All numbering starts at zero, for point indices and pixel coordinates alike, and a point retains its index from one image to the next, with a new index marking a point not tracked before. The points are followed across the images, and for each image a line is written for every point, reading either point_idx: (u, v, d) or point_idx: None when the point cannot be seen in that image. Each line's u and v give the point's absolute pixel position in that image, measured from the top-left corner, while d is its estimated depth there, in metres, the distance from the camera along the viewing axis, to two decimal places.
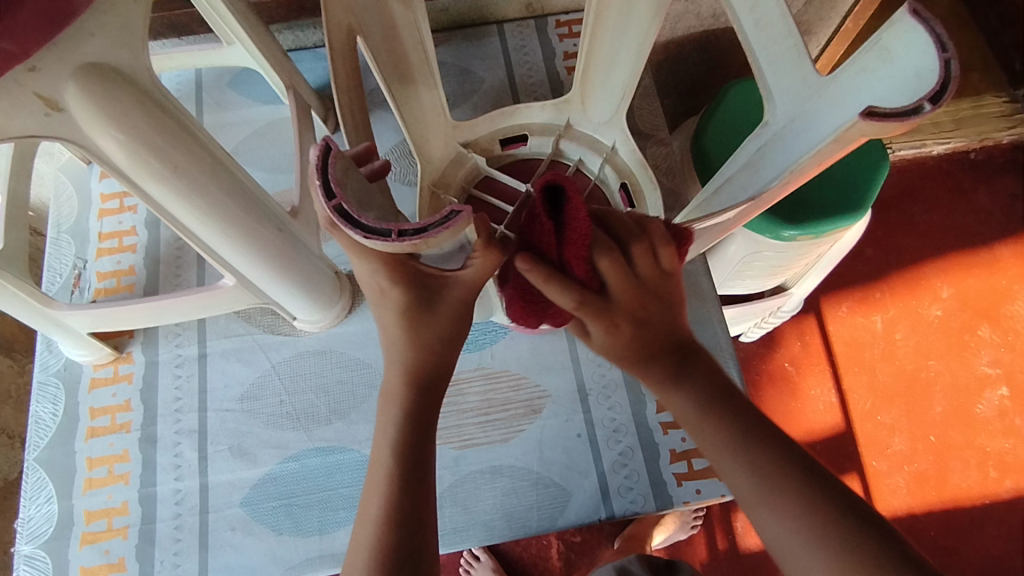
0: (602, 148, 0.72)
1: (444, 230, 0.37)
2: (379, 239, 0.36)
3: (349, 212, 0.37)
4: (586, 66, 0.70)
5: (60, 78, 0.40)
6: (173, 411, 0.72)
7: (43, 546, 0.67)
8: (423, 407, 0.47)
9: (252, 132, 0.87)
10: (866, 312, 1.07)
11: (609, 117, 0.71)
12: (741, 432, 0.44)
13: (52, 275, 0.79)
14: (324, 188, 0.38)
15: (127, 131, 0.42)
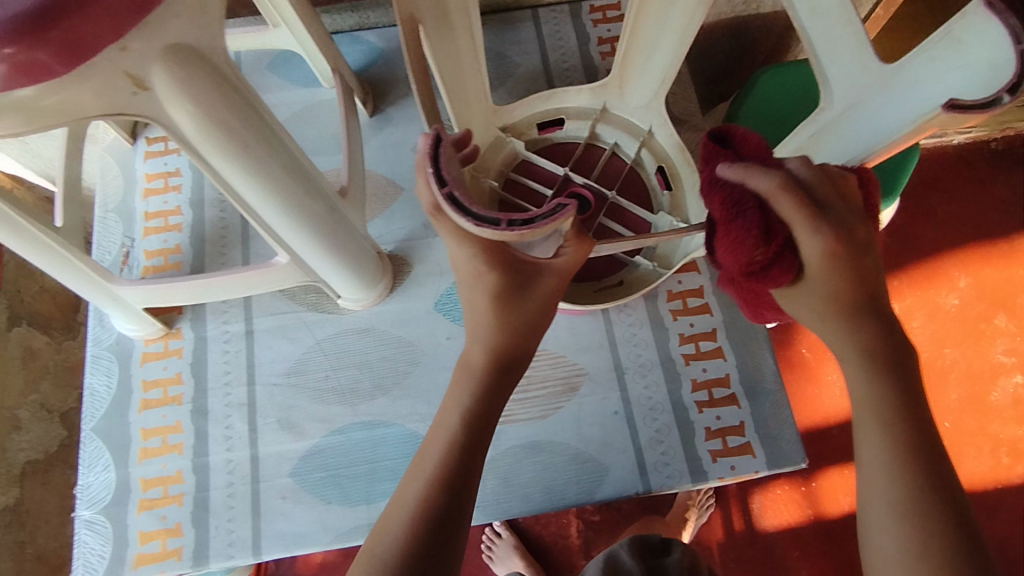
0: (639, 131, 0.73)
1: (551, 222, 0.40)
2: (491, 227, 0.40)
3: (461, 201, 0.41)
4: (625, 53, 0.70)
5: (148, 58, 0.41)
6: (222, 384, 0.75)
7: (103, 512, 0.70)
8: (496, 384, 0.50)
9: (291, 114, 0.88)
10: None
11: (647, 101, 0.72)
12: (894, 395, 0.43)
13: (101, 253, 0.81)
14: (437, 176, 0.41)
15: (207, 109, 0.44)
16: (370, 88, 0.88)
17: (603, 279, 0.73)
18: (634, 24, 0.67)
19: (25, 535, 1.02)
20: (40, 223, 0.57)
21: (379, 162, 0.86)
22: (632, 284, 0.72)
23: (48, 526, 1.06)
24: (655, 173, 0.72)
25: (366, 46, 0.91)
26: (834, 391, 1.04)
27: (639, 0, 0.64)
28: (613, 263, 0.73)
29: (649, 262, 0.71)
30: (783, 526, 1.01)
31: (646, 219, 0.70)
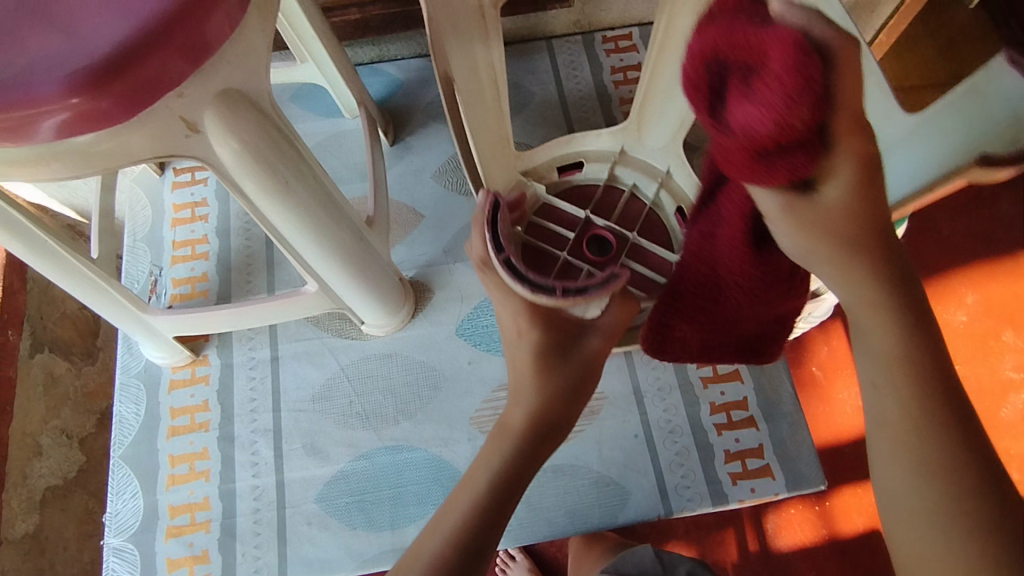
0: (656, 172, 0.75)
1: (600, 288, 0.52)
2: (547, 294, 0.52)
3: (518, 266, 0.54)
4: (648, 91, 0.71)
5: (201, 104, 0.43)
6: (248, 411, 0.76)
7: (132, 539, 0.71)
8: (536, 434, 0.51)
9: (314, 144, 0.90)
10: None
11: (665, 143, 0.74)
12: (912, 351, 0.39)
13: (129, 282, 0.83)
14: (495, 241, 0.55)
15: (252, 152, 0.46)
16: (391, 118, 0.91)
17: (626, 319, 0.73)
18: (657, 63, 0.67)
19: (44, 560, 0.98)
20: (78, 257, 0.60)
21: (400, 190, 0.88)
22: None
23: (66, 554, 1.00)
24: (675, 215, 0.75)
25: (386, 77, 0.94)
26: (847, 408, 0.98)
27: (658, 51, 0.66)
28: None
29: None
30: (798, 546, 0.94)
31: (666, 257, 0.72)
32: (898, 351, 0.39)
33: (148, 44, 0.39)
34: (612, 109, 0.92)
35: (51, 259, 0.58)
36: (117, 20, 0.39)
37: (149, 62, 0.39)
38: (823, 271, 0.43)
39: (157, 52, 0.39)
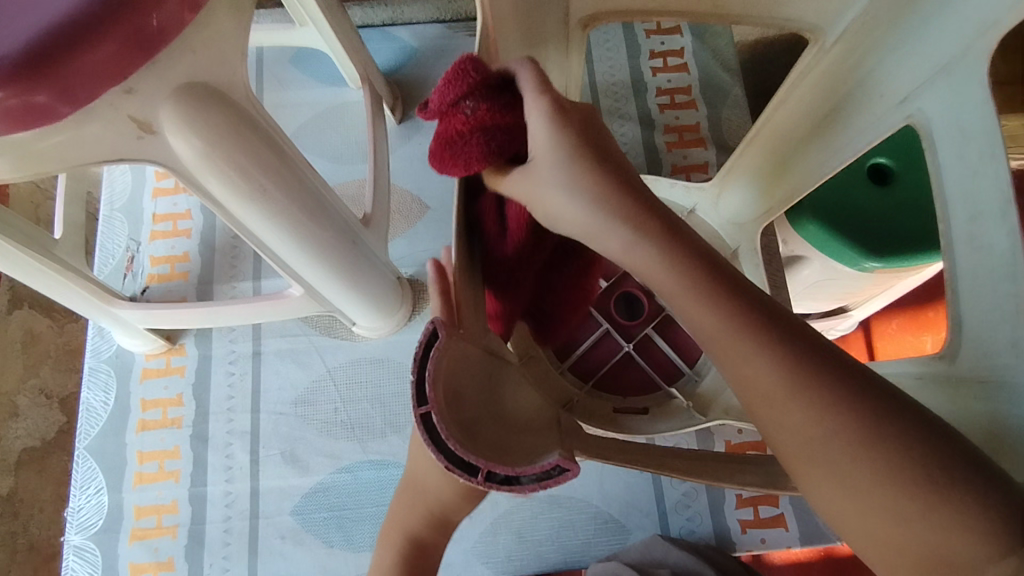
0: (723, 247, 0.63)
1: (541, 488, 0.29)
2: (465, 478, 0.29)
3: (440, 432, 0.30)
4: (741, 154, 0.59)
5: (157, 100, 0.35)
6: (225, 409, 0.70)
7: (93, 538, 0.66)
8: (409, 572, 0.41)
9: (314, 115, 0.81)
10: (917, 330, 0.98)
11: (741, 220, 0.62)
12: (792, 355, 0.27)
13: (103, 257, 0.76)
14: (418, 390, 0.30)
15: (221, 154, 0.38)
16: (399, 92, 0.81)
17: (627, 398, 0.65)
18: (759, 129, 0.55)
19: (19, 524, 0.88)
20: (18, 242, 0.53)
21: (405, 176, 0.79)
22: (658, 415, 0.62)
23: (41, 517, 0.89)
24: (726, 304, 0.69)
25: (398, 44, 0.84)
26: None
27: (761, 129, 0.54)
28: (643, 381, 0.67)
29: (684, 397, 0.62)
30: (791, 558, 0.81)
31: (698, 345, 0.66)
32: (807, 410, 0.27)
33: (89, 31, 0.31)
34: (647, 101, 0.83)
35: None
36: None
37: (87, 52, 0.31)
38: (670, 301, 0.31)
39: (98, 40, 0.31)
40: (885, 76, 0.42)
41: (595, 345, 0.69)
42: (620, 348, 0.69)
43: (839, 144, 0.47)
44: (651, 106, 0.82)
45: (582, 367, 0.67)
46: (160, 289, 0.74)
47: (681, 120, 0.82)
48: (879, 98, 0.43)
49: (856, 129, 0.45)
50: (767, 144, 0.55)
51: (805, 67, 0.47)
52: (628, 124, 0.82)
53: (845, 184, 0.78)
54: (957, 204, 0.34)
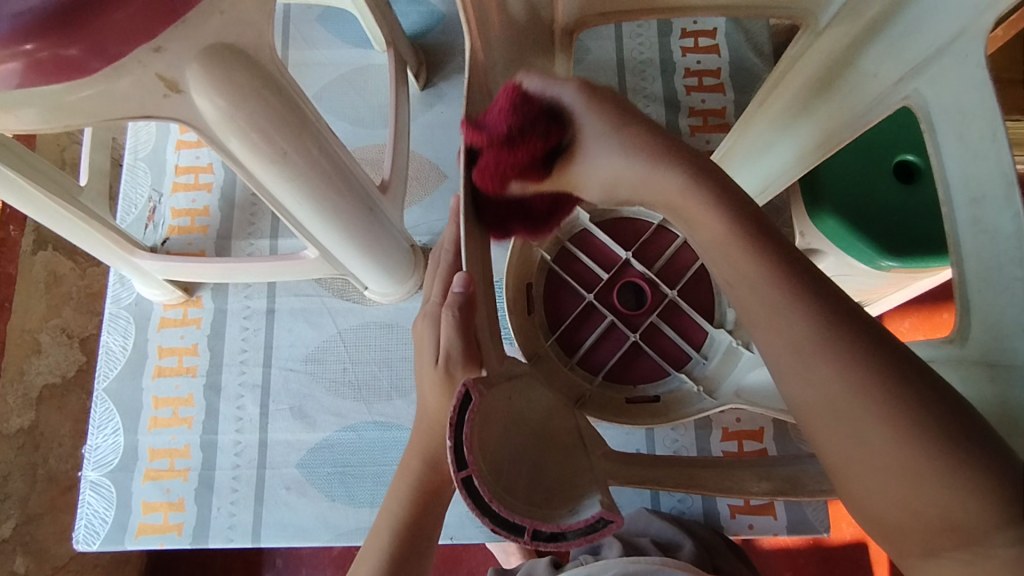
0: None
1: (586, 543, 0.29)
2: (510, 540, 0.29)
3: (480, 492, 0.29)
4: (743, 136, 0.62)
5: (184, 60, 0.36)
6: (238, 362, 0.72)
7: (109, 475, 0.69)
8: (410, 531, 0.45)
9: (338, 76, 0.81)
10: (928, 328, 0.98)
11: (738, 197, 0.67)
12: (833, 329, 0.26)
13: (126, 206, 0.77)
14: (455, 453, 0.29)
15: (242, 112, 0.39)
16: (425, 57, 0.81)
17: (638, 387, 0.67)
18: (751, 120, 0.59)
19: (39, 456, 0.90)
20: (42, 187, 0.54)
21: (424, 143, 0.79)
22: (668, 404, 0.65)
23: (61, 452, 0.93)
24: None
25: (426, 9, 0.83)
26: None
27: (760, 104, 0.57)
28: (655, 370, 0.68)
29: (693, 382, 0.65)
30: (780, 545, 0.84)
31: (704, 329, 0.67)
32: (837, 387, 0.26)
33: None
34: (674, 82, 0.81)
35: (15, 190, 0.52)
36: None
37: (118, 7, 0.31)
38: (720, 277, 0.31)
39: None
40: (858, 80, 0.46)
41: (603, 337, 0.69)
42: (627, 338, 0.68)
43: (801, 146, 0.54)
44: (678, 87, 0.81)
45: (591, 360, 0.68)
46: (180, 241, 0.76)
47: (707, 104, 0.80)
48: (845, 106, 0.48)
49: (817, 134, 0.51)
50: (768, 127, 0.57)
51: (786, 75, 0.53)
52: (652, 104, 0.81)
53: (867, 181, 0.77)
54: (958, 189, 0.36)
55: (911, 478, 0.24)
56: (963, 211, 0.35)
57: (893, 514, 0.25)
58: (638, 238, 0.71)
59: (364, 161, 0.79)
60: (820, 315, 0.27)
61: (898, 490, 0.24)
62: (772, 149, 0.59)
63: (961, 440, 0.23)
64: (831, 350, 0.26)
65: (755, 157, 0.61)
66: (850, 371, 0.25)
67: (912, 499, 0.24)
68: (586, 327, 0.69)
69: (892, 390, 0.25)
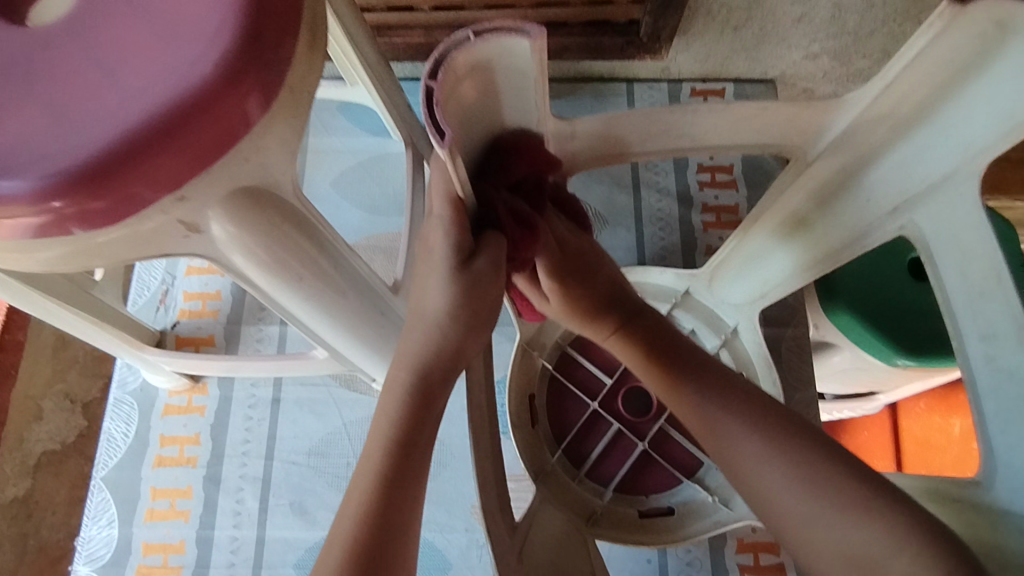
0: (722, 327, 0.69)
1: None
2: None
3: None
4: (736, 242, 0.62)
5: (206, 204, 0.36)
6: (240, 453, 0.71)
7: (99, 571, 0.67)
8: None
9: (356, 163, 0.83)
10: (945, 412, 0.98)
11: (739, 300, 0.68)
12: (786, 432, 0.39)
13: (139, 288, 0.78)
14: None
15: (254, 242, 0.39)
16: None
17: (651, 497, 0.67)
18: (748, 227, 0.59)
19: (31, 526, 0.89)
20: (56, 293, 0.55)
21: None
22: (684, 515, 0.65)
23: (54, 519, 0.89)
24: None
25: None
26: None
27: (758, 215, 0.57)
28: (667, 477, 0.68)
29: (707, 492, 0.65)
30: None
31: None
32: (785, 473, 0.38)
33: (153, 141, 0.32)
34: (687, 176, 0.82)
35: (29, 300, 0.53)
36: (122, 106, 0.32)
37: (143, 167, 0.32)
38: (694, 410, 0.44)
39: (162, 148, 0.32)
40: (859, 200, 0.47)
41: (610, 446, 0.70)
42: (635, 446, 0.69)
43: (811, 251, 0.55)
44: (691, 182, 0.82)
45: (600, 470, 0.69)
46: (189, 325, 0.76)
47: (720, 200, 0.81)
48: (850, 222, 0.49)
49: (823, 245, 0.53)
50: (773, 233, 0.57)
51: (779, 196, 0.53)
52: (666, 198, 0.81)
53: (861, 273, 0.77)
54: (970, 326, 0.39)
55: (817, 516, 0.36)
56: (976, 348, 0.39)
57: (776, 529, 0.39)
58: None
59: (378, 247, 0.79)
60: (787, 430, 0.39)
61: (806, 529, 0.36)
62: (772, 255, 0.60)
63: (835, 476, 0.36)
64: (793, 454, 0.38)
65: (754, 263, 0.62)
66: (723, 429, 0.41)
67: (849, 546, 0.34)
68: (592, 437, 0.70)
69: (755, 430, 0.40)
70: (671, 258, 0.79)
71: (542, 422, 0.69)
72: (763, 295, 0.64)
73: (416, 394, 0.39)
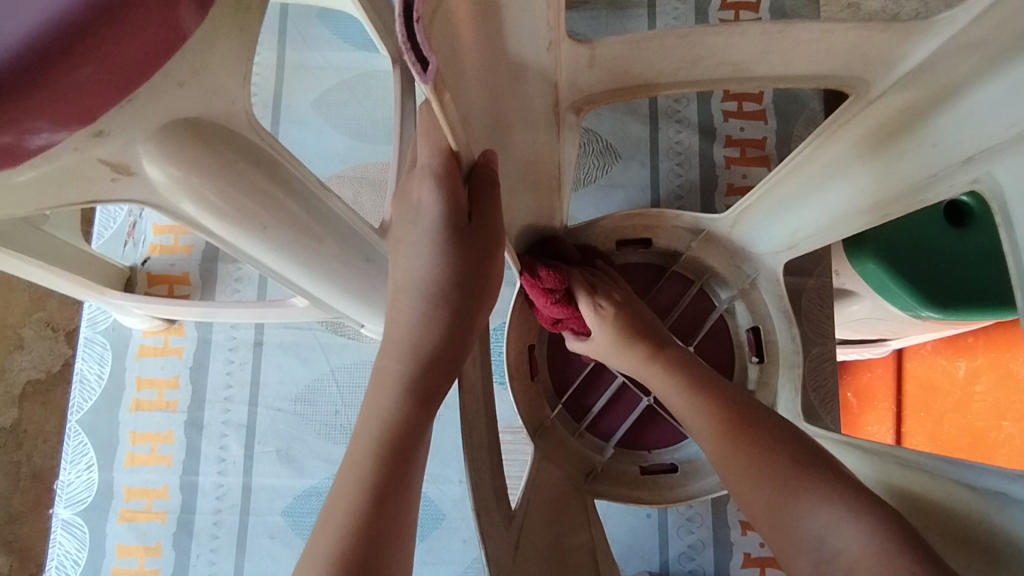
0: (741, 277, 0.62)
1: None
2: None
3: None
4: (768, 188, 0.53)
5: (133, 141, 0.29)
6: (222, 398, 0.67)
7: (82, 514, 0.65)
8: None
9: (339, 82, 0.73)
10: (951, 354, 0.89)
11: (763, 253, 0.59)
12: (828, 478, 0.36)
13: (104, 220, 0.72)
14: None
15: (202, 183, 0.33)
16: None
17: (654, 453, 0.64)
18: (787, 169, 0.51)
19: (22, 454, 0.84)
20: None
21: None
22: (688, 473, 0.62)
23: (46, 447, 0.85)
24: (747, 331, 0.64)
25: None
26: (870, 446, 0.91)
27: (804, 155, 0.49)
28: (672, 433, 0.65)
29: None
30: None
31: None
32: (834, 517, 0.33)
33: (61, 55, 0.23)
34: (711, 105, 0.73)
35: None
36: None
37: (52, 88, 0.24)
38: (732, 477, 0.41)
39: (76, 66, 0.24)
40: (922, 146, 0.40)
41: (613, 400, 0.66)
42: (639, 400, 0.65)
43: (852, 204, 0.47)
44: (715, 112, 0.73)
45: (601, 424, 0.65)
46: (161, 262, 0.69)
47: (746, 133, 0.72)
48: (905, 174, 0.42)
49: (875, 190, 0.45)
50: (818, 174, 0.49)
51: (831, 136, 0.46)
52: (685, 130, 0.73)
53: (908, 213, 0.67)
54: None
55: (792, 502, 0.36)
56: None
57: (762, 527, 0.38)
58: (648, 287, 0.67)
59: (366, 179, 0.71)
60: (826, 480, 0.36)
61: (793, 518, 0.36)
62: (809, 201, 0.51)
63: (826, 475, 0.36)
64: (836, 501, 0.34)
65: (787, 209, 0.54)
66: (739, 439, 0.41)
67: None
68: (596, 390, 0.66)
69: (763, 444, 0.40)
70: (688, 198, 0.72)
71: (542, 375, 0.65)
72: (789, 249, 0.56)
73: (417, 376, 0.36)
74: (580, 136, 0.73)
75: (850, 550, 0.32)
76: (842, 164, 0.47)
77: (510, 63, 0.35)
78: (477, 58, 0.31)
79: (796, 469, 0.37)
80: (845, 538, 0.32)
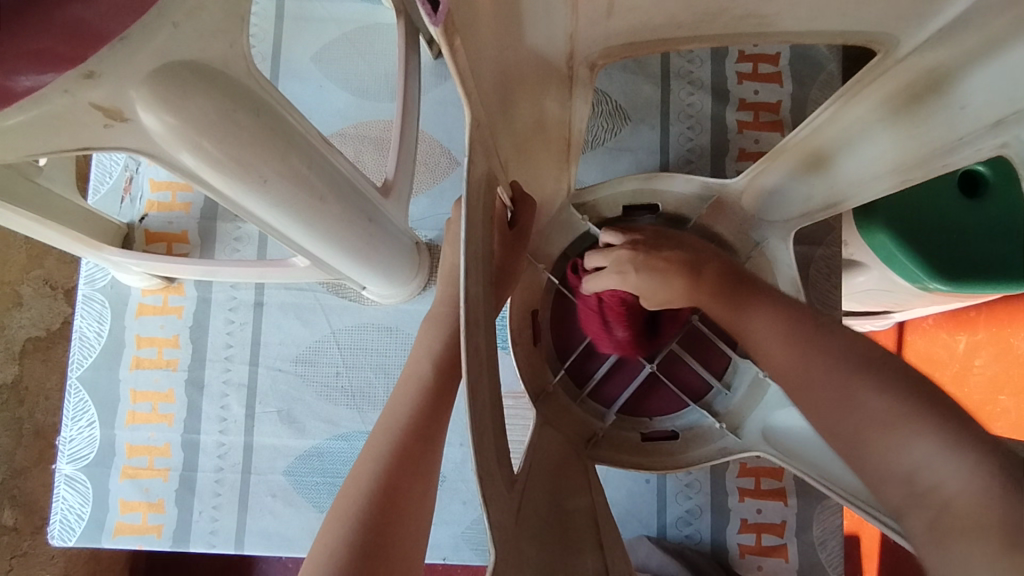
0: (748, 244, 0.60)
1: None
2: None
3: None
4: (785, 148, 0.52)
5: (125, 84, 0.28)
6: (222, 358, 0.67)
7: (85, 470, 0.66)
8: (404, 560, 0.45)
9: (341, 35, 0.71)
10: (952, 328, 0.88)
11: (776, 218, 0.58)
12: (895, 386, 0.35)
13: (100, 175, 0.70)
14: None
15: (199, 133, 0.31)
16: None
17: (655, 420, 0.64)
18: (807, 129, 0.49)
19: (24, 411, 0.82)
20: None
21: (436, 123, 0.70)
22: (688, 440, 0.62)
23: (49, 404, 0.85)
24: None
25: None
26: None
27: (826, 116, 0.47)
28: (673, 400, 0.65)
29: (715, 417, 0.61)
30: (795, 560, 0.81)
31: (726, 355, 0.63)
32: (914, 432, 0.33)
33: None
34: (725, 66, 0.70)
35: None
36: None
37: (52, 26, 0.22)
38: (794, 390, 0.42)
39: None
40: (948, 109, 0.38)
41: (615, 366, 0.66)
42: (642, 368, 0.65)
43: (872, 170, 0.46)
44: (729, 73, 0.70)
45: (603, 391, 0.65)
46: (159, 219, 0.68)
47: (761, 96, 0.70)
48: (928, 138, 0.41)
49: (902, 149, 0.43)
50: (841, 134, 0.47)
51: (850, 99, 0.44)
52: (698, 92, 0.71)
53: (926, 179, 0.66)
54: None
55: (879, 435, 0.34)
56: None
57: (846, 453, 0.37)
58: None
59: (368, 138, 0.70)
60: (893, 395, 0.35)
61: (868, 443, 0.35)
62: (830, 162, 0.50)
63: (908, 400, 0.34)
64: (904, 413, 0.34)
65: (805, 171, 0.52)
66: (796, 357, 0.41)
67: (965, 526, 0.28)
68: (597, 357, 0.66)
69: (819, 355, 0.40)
70: (698, 163, 0.70)
71: (545, 341, 0.65)
72: (805, 213, 0.54)
73: None
74: (591, 97, 0.70)
75: (948, 486, 0.30)
76: (867, 122, 0.45)
77: (522, 12, 0.33)
78: (491, 2, 0.29)
79: (878, 394, 0.35)
80: (943, 470, 0.31)
